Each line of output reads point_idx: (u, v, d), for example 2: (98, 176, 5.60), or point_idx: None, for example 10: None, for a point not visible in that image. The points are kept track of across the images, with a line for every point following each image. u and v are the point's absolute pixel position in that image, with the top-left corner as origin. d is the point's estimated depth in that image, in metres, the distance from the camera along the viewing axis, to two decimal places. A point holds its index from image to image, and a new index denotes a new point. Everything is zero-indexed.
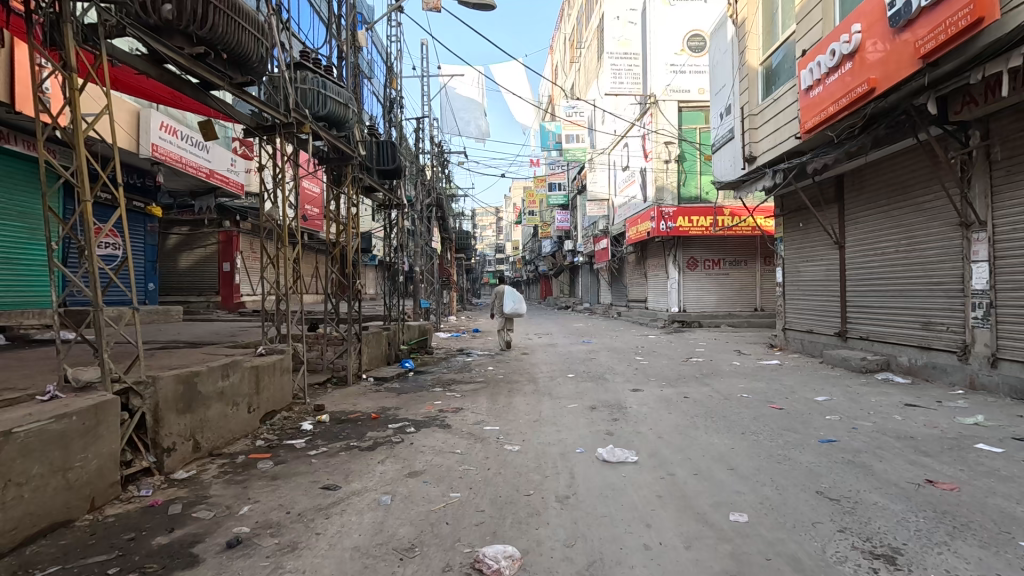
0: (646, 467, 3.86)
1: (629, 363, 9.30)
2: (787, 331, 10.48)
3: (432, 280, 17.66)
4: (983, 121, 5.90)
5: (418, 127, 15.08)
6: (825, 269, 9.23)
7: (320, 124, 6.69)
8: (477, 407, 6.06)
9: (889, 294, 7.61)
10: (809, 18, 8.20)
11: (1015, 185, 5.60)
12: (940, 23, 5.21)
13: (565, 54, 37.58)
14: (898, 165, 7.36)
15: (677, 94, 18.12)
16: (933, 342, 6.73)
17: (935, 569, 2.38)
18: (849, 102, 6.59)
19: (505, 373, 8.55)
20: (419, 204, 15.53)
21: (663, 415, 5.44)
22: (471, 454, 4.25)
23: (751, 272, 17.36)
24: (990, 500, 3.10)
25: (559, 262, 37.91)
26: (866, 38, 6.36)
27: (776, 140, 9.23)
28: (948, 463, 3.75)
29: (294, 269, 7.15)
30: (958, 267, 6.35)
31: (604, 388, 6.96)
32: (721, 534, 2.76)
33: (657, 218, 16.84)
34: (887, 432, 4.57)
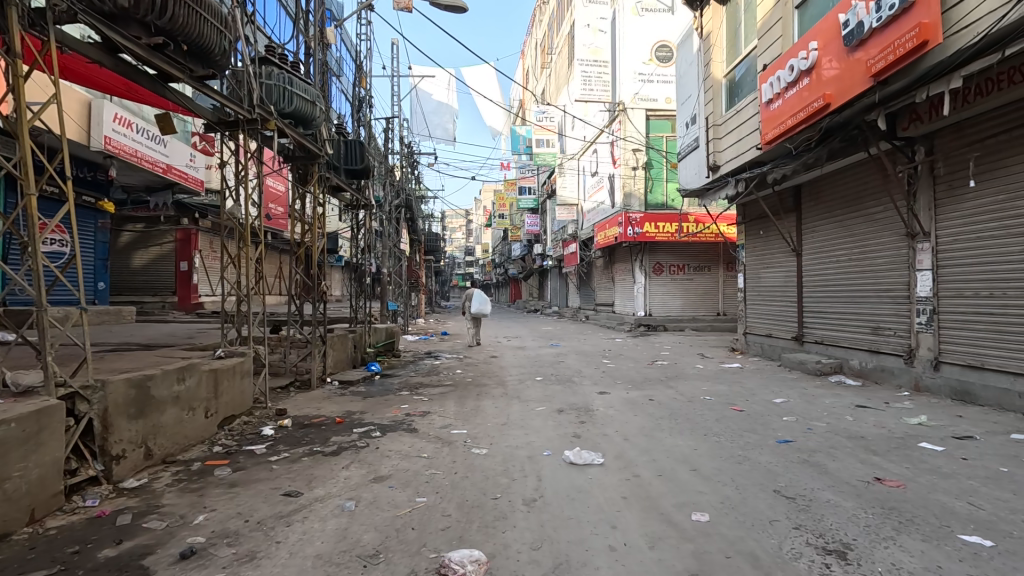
0: (613, 469, 3.92)
1: (596, 366, 9.43)
2: (747, 335, 10.83)
3: (401, 282, 17.42)
4: (928, 138, 6.25)
5: (387, 127, 14.89)
6: (784, 276, 9.59)
7: (286, 120, 6.54)
8: (445, 410, 6.01)
9: (842, 300, 7.97)
10: (769, 33, 8.54)
11: (955, 199, 5.97)
12: (889, 44, 5.51)
13: (536, 59, 37.84)
14: (851, 177, 7.70)
15: (645, 102, 18.54)
16: (882, 346, 7.07)
17: (883, 563, 2.49)
18: (806, 116, 6.87)
19: (474, 376, 8.51)
20: (387, 204, 15.32)
21: (629, 417, 5.54)
22: (438, 458, 4.21)
23: (714, 277, 17.85)
24: (933, 495, 3.28)
25: (529, 266, 38.01)
26: (822, 55, 6.66)
27: (738, 150, 9.56)
28: (894, 461, 3.95)
29: (257, 269, 6.91)
30: (905, 275, 6.69)
31: (572, 391, 7.02)
32: (683, 534, 2.82)
33: (624, 223, 17.11)
34: (839, 432, 4.78)
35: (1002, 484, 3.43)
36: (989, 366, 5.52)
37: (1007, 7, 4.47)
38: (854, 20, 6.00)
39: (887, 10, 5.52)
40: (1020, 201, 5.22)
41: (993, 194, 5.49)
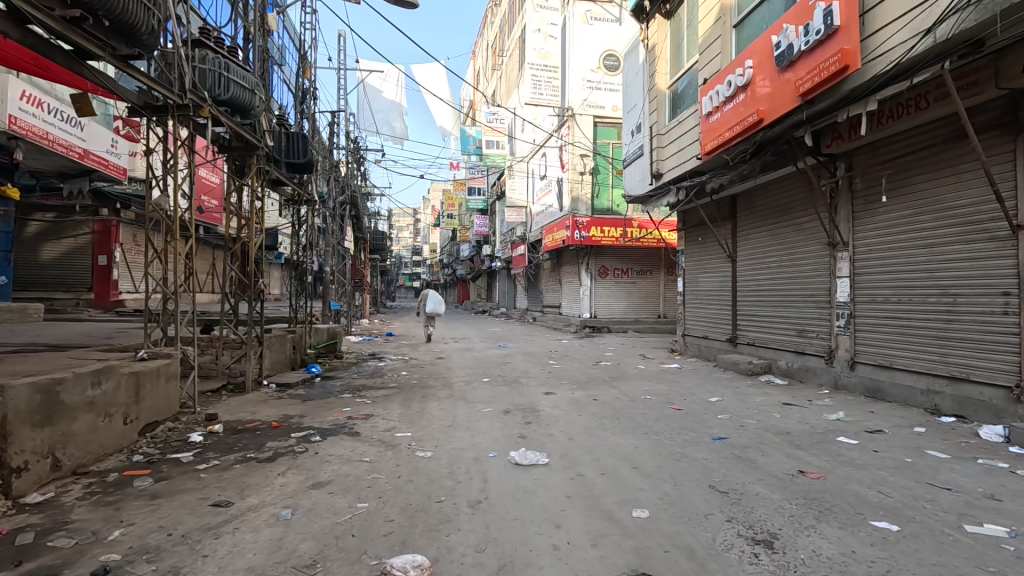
0: (557, 468, 3.97)
1: (543, 367, 9.53)
2: (686, 337, 11.30)
3: (344, 282, 16.87)
4: (848, 155, 6.78)
5: (332, 121, 14.41)
6: (719, 281, 10.10)
7: (220, 108, 6.17)
8: (389, 413, 5.87)
9: (771, 304, 8.49)
10: (709, 50, 8.96)
11: (870, 213, 6.49)
12: (815, 66, 5.93)
13: (487, 61, 37.86)
14: (781, 188, 8.22)
15: (593, 109, 18.99)
16: (806, 347, 7.58)
17: (805, 550, 2.66)
18: (742, 129, 7.26)
19: (420, 378, 8.37)
20: (331, 201, 14.83)
21: (574, 417, 5.64)
22: (382, 462, 4.10)
23: (655, 281, 18.53)
24: (849, 485, 3.54)
25: (477, 267, 37.88)
26: (756, 73, 7.05)
27: (679, 159, 9.95)
28: (815, 454, 4.24)
29: (187, 265, 6.45)
30: (827, 281, 7.21)
31: (518, 392, 7.06)
32: (625, 531, 2.89)
33: (571, 227, 17.36)
34: (768, 428, 5.08)
35: (907, 473, 3.76)
36: (897, 366, 6.06)
37: (914, 39, 4.93)
38: (785, 42, 6.40)
39: (813, 35, 5.95)
40: (924, 215, 5.74)
41: (903, 209, 6.01)
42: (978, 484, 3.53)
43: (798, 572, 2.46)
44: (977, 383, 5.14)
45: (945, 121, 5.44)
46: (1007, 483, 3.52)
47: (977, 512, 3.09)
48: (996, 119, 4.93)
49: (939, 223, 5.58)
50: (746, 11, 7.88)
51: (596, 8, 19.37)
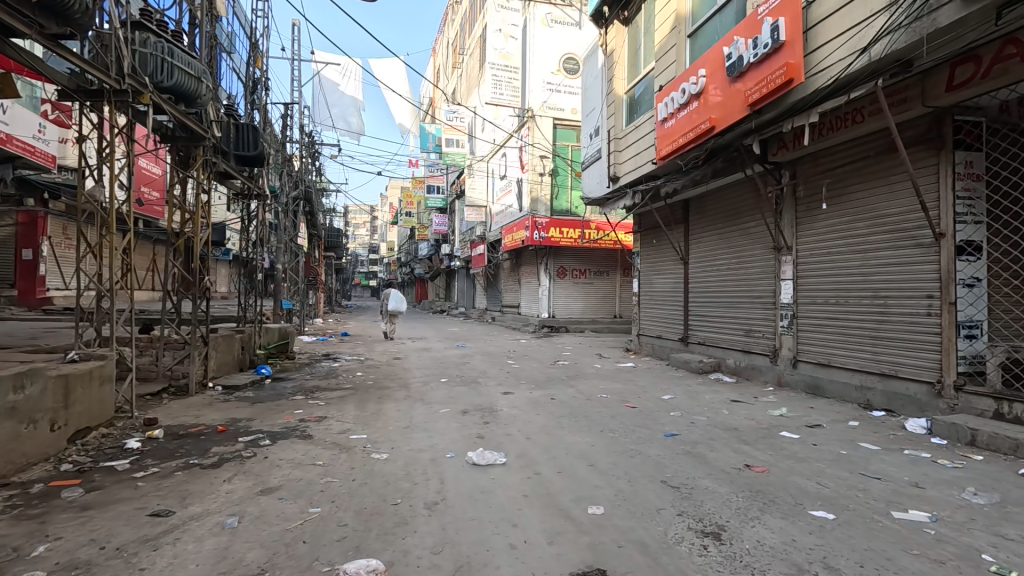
0: (515, 468, 3.98)
1: (501, 367, 9.53)
2: (641, 337, 11.60)
3: (297, 280, 16.33)
4: (792, 164, 7.14)
5: (286, 113, 13.89)
6: (672, 282, 10.42)
7: (163, 95, 5.84)
8: (343, 415, 5.73)
9: (720, 305, 8.83)
10: (665, 57, 9.22)
11: (812, 219, 6.86)
12: (763, 78, 6.21)
13: (447, 58, 37.53)
14: (730, 194, 8.57)
15: (553, 111, 19.18)
16: (752, 347, 7.93)
17: (750, 540, 2.78)
18: (695, 136, 7.50)
19: (376, 379, 8.18)
20: (284, 196, 14.30)
21: (531, 416, 5.68)
22: (335, 465, 3.99)
23: (612, 282, 18.93)
24: (791, 478, 3.73)
25: (435, 266, 37.51)
26: (709, 82, 7.31)
27: (636, 163, 10.19)
28: (761, 449, 4.44)
29: (124, 261, 6.06)
30: (772, 284, 7.57)
31: (477, 392, 7.04)
32: (581, 528, 2.94)
33: (531, 227, 17.44)
34: (717, 425, 5.28)
35: (842, 465, 3.99)
36: (835, 364, 6.43)
37: (851, 57, 5.25)
38: (736, 53, 6.66)
39: (761, 48, 6.23)
40: (860, 222, 6.11)
41: (841, 216, 6.39)
42: (904, 473, 3.81)
43: (744, 561, 2.56)
44: (904, 379, 5.51)
45: (878, 134, 5.81)
46: (929, 472, 3.80)
47: (903, 499, 3.32)
48: (923, 133, 5.31)
49: (872, 230, 5.95)
50: (700, 21, 8.15)
51: (557, 11, 19.58)
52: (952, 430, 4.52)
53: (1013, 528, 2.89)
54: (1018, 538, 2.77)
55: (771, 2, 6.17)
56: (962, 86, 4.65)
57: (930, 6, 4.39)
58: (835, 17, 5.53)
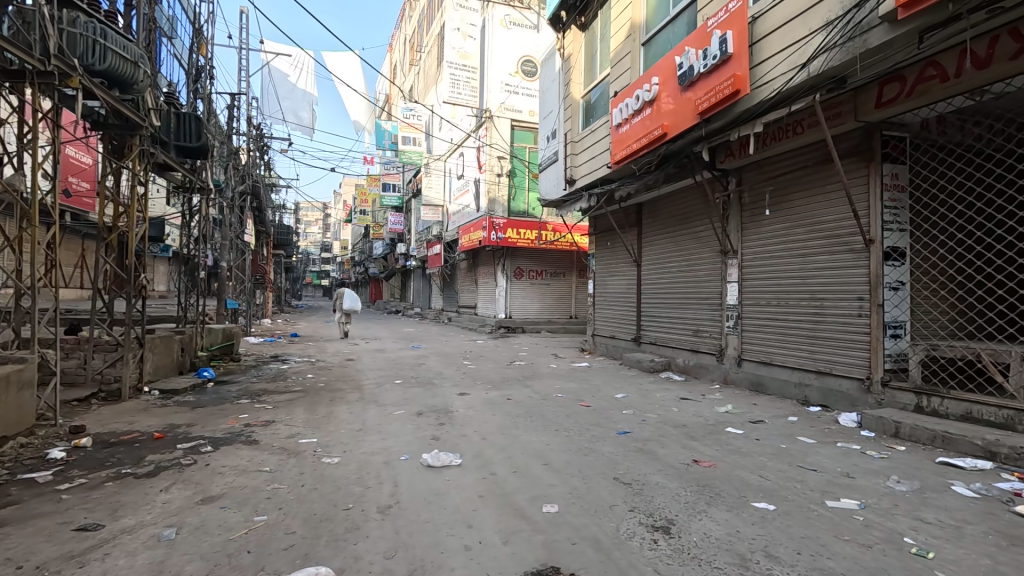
0: (470, 468, 3.97)
1: (457, 367, 9.48)
2: (595, 337, 11.82)
3: (244, 279, 15.63)
4: (738, 172, 7.47)
5: (232, 104, 13.25)
6: (626, 284, 10.68)
7: (94, 80, 5.45)
8: (293, 419, 5.53)
9: (670, 307, 9.12)
10: (620, 64, 9.44)
11: (756, 224, 7.20)
12: (712, 88, 6.46)
13: (404, 55, 36.96)
14: (681, 199, 8.87)
15: (511, 112, 19.25)
16: (700, 346, 8.24)
17: (697, 532, 2.89)
18: (649, 141, 7.72)
19: (327, 381, 7.94)
20: (229, 190, 13.60)
21: (487, 417, 5.67)
22: (283, 471, 3.85)
23: (568, 283, 19.22)
24: (736, 472, 3.90)
25: (391, 266, 36.87)
26: (661, 90, 7.54)
27: (591, 166, 10.36)
28: (708, 444, 4.61)
29: (48, 257, 5.60)
30: (719, 286, 7.89)
31: (432, 393, 6.97)
32: (535, 526, 2.96)
33: (488, 228, 17.42)
34: (667, 422, 5.46)
35: (782, 458, 4.21)
36: (775, 362, 6.77)
37: (792, 72, 5.54)
38: (686, 63, 6.89)
39: (711, 59, 6.47)
40: (799, 228, 6.46)
41: (782, 222, 6.73)
42: (836, 464, 4.06)
43: (691, 553, 2.66)
44: (838, 376, 5.87)
45: (815, 145, 6.17)
46: (859, 462, 4.07)
47: (836, 489, 3.54)
48: (856, 146, 5.67)
49: (811, 235, 6.30)
50: (653, 30, 8.40)
51: (516, 13, 19.71)
52: (879, 423, 4.85)
53: (932, 512, 3.14)
54: (935, 521, 3.00)
55: (720, 15, 6.41)
56: (890, 103, 5.02)
57: (860, 28, 4.70)
58: (777, 33, 5.81)
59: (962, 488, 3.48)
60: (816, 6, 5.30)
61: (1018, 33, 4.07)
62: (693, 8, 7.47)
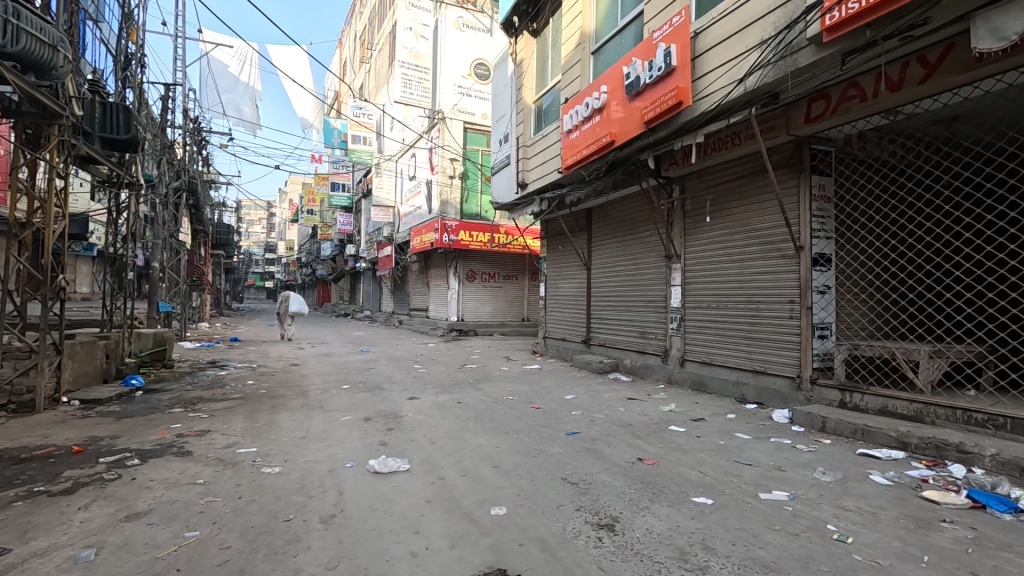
0: (418, 473, 3.91)
1: (406, 371, 9.32)
2: (547, 339, 11.96)
3: (178, 280, 14.74)
4: (681, 180, 7.79)
5: (166, 95, 12.49)
6: (576, 287, 10.88)
7: (6, 63, 4.98)
8: (230, 428, 5.26)
9: (618, 309, 9.37)
10: (570, 72, 9.61)
11: (698, 230, 7.51)
12: (658, 98, 6.70)
13: (354, 51, 36.09)
14: (628, 205, 9.14)
15: (463, 114, 19.20)
16: (646, 347, 8.51)
17: (640, 529, 2.97)
18: (597, 148, 7.90)
19: (270, 387, 7.61)
20: (162, 186, 12.73)
21: (437, 421, 5.62)
22: (218, 483, 3.65)
23: (520, 286, 19.38)
24: (679, 468, 4.04)
25: (339, 268, 35.87)
26: (610, 98, 7.73)
27: (543, 170, 10.48)
28: (652, 442, 4.77)
29: None
30: (663, 289, 8.19)
31: (381, 398, 6.82)
32: (483, 529, 2.96)
33: (440, 229, 17.27)
34: (614, 422, 5.60)
35: (720, 454, 4.42)
36: (716, 362, 7.09)
37: (730, 86, 5.81)
38: (633, 73, 7.12)
39: (656, 70, 6.71)
40: (736, 235, 6.81)
41: (721, 229, 7.07)
42: (769, 458, 4.30)
43: (635, 549, 2.73)
44: (772, 375, 6.22)
45: (751, 156, 6.53)
46: (789, 456, 4.34)
47: (768, 482, 3.75)
48: (787, 158, 6.05)
49: (747, 242, 6.64)
50: (602, 40, 8.62)
51: (469, 15, 19.70)
52: (808, 418, 5.17)
53: (851, 500, 3.38)
54: (854, 508, 3.23)
55: (664, 28, 6.66)
56: (817, 119, 5.39)
57: (791, 48, 4.99)
58: (716, 49, 6.09)
59: (879, 476, 3.78)
60: (752, 25, 5.59)
61: (925, 60, 4.47)
62: (640, 21, 7.74)
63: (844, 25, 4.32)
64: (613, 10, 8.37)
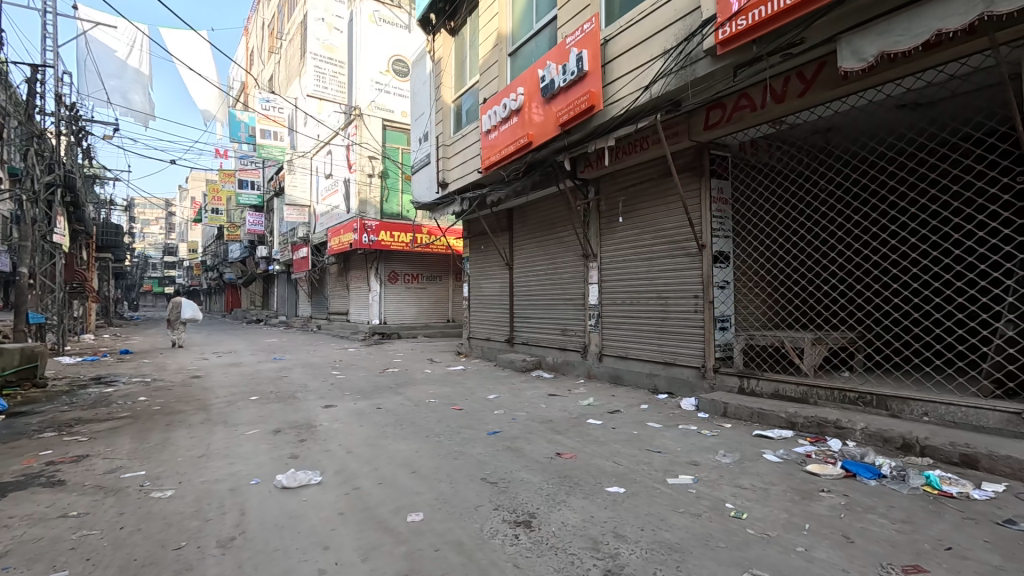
0: (331, 485, 3.73)
1: (323, 379, 8.86)
2: (471, 340, 11.93)
3: (54, 287, 13.02)
4: (596, 182, 8.07)
5: (34, 76, 10.98)
6: (498, 287, 10.94)
7: None
8: (115, 450, 4.72)
9: (540, 308, 9.53)
10: (488, 72, 9.63)
11: (612, 231, 7.82)
12: (572, 102, 6.90)
13: (261, 40, 33.95)
14: (547, 206, 9.33)
15: (382, 111, 18.67)
16: (567, 344, 8.73)
17: (555, 523, 3.02)
18: (515, 149, 8.00)
19: (165, 403, 6.91)
20: (30, 181, 11.20)
21: (354, 428, 5.40)
22: (97, 513, 3.26)
23: (444, 286, 19.18)
24: (595, 460, 4.17)
25: (250, 271, 33.59)
26: (526, 100, 7.85)
27: (463, 170, 10.43)
28: (570, 437, 4.90)
29: None
30: (581, 288, 8.44)
31: (293, 408, 6.44)
32: (398, 538, 2.87)
33: (359, 230, 16.67)
34: (535, 418, 5.68)
35: (634, 443, 4.62)
36: (631, 355, 7.41)
37: (637, 92, 6.10)
38: (549, 76, 7.28)
39: (569, 74, 6.90)
40: (646, 235, 7.17)
41: (633, 229, 7.40)
42: (677, 445, 4.55)
43: (549, 543, 2.78)
44: (680, 365, 6.60)
45: (658, 161, 6.91)
46: (694, 441, 4.63)
47: (675, 467, 3.98)
48: (689, 163, 6.47)
49: (656, 241, 7.01)
50: (519, 42, 8.71)
51: (385, 10, 19.22)
52: (712, 404, 5.55)
53: (747, 478, 3.66)
54: (748, 486, 3.51)
55: (577, 34, 6.85)
56: (715, 126, 5.83)
57: (690, 58, 5.33)
58: (624, 57, 6.37)
59: (771, 455, 4.13)
60: (656, 36, 5.91)
61: (803, 76, 4.96)
62: (554, 26, 7.92)
63: (735, 40, 4.67)
64: (528, 14, 8.52)
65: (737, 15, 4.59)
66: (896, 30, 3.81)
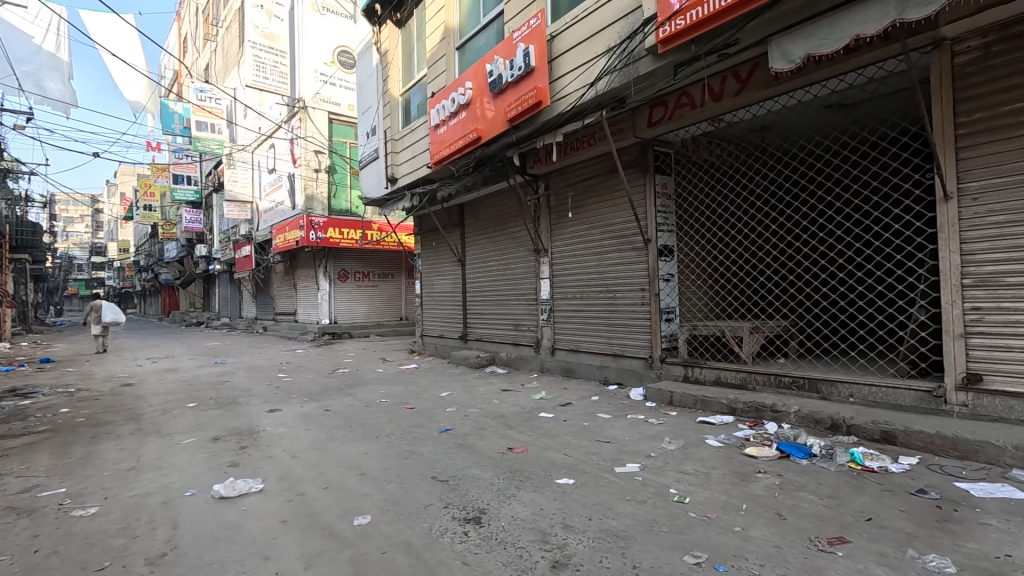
0: (274, 492, 3.58)
1: (268, 382, 8.50)
2: (424, 337, 11.77)
3: None
4: (546, 178, 8.12)
5: None
6: (451, 283, 10.84)
7: None
8: (30, 468, 4.33)
9: (492, 304, 9.53)
10: (436, 65, 9.48)
11: (561, 226, 7.90)
12: (519, 97, 6.89)
13: (195, 27, 32.10)
14: (498, 201, 9.33)
15: (327, 104, 18.07)
16: (520, 339, 8.78)
17: (505, 518, 3.02)
18: (464, 144, 7.92)
19: (90, 415, 6.42)
20: None
21: (300, 432, 5.21)
22: (7, 537, 2.98)
23: (396, 284, 18.87)
24: (546, 453, 4.20)
25: (188, 271, 31.82)
26: (474, 94, 7.79)
27: (412, 165, 10.24)
28: (522, 431, 4.92)
29: None
30: (533, 283, 8.50)
31: (235, 414, 6.14)
32: (344, 542, 2.79)
33: (306, 227, 16.06)
34: (488, 415, 5.66)
35: (583, 435, 4.70)
36: (582, 348, 7.53)
37: (583, 88, 6.16)
38: (496, 71, 7.24)
39: (516, 70, 6.89)
40: (594, 230, 7.29)
41: (582, 224, 7.51)
42: (626, 434, 4.66)
43: (499, 538, 2.77)
44: (629, 357, 6.77)
45: (605, 157, 7.03)
46: (642, 430, 4.76)
47: (623, 456, 4.07)
48: (634, 159, 6.63)
49: (604, 236, 7.14)
50: (466, 36, 8.63)
51: None
52: (658, 394, 5.72)
53: (690, 464, 3.79)
54: (692, 471, 3.63)
55: (523, 29, 6.84)
56: (658, 123, 5.98)
57: (632, 56, 5.44)
58: (570, 53, 6.41)
59: (713, 440, 4.30)
60: (600, 33, 5.98)
61: (739, 76, 5.17)
62: (501, 20, 7.89)
63: (674, 39, 4.80)
64: (475, 8, 8.45)
65: (676, 15, 4.70)
66: (819, 35, 4.01)
